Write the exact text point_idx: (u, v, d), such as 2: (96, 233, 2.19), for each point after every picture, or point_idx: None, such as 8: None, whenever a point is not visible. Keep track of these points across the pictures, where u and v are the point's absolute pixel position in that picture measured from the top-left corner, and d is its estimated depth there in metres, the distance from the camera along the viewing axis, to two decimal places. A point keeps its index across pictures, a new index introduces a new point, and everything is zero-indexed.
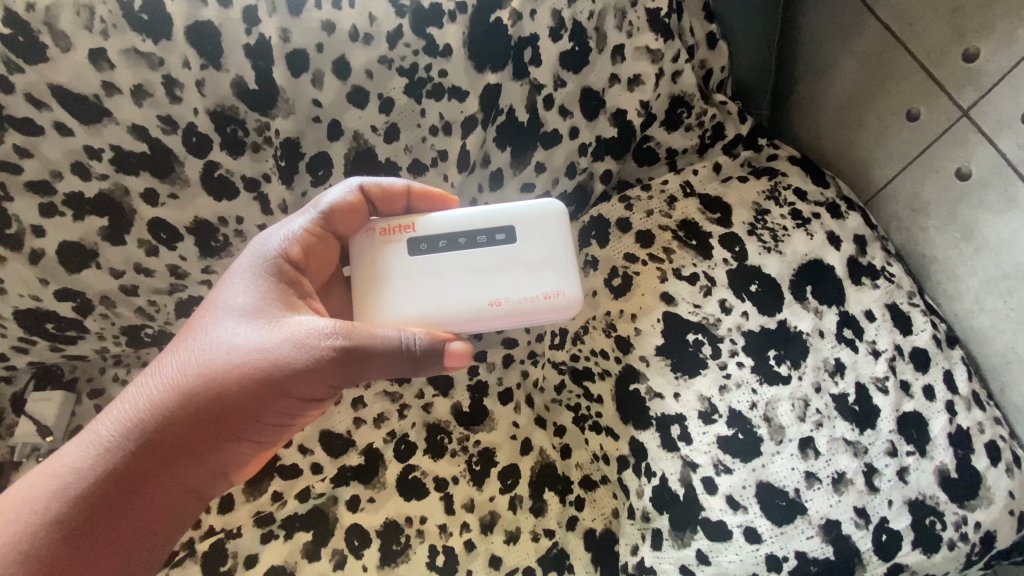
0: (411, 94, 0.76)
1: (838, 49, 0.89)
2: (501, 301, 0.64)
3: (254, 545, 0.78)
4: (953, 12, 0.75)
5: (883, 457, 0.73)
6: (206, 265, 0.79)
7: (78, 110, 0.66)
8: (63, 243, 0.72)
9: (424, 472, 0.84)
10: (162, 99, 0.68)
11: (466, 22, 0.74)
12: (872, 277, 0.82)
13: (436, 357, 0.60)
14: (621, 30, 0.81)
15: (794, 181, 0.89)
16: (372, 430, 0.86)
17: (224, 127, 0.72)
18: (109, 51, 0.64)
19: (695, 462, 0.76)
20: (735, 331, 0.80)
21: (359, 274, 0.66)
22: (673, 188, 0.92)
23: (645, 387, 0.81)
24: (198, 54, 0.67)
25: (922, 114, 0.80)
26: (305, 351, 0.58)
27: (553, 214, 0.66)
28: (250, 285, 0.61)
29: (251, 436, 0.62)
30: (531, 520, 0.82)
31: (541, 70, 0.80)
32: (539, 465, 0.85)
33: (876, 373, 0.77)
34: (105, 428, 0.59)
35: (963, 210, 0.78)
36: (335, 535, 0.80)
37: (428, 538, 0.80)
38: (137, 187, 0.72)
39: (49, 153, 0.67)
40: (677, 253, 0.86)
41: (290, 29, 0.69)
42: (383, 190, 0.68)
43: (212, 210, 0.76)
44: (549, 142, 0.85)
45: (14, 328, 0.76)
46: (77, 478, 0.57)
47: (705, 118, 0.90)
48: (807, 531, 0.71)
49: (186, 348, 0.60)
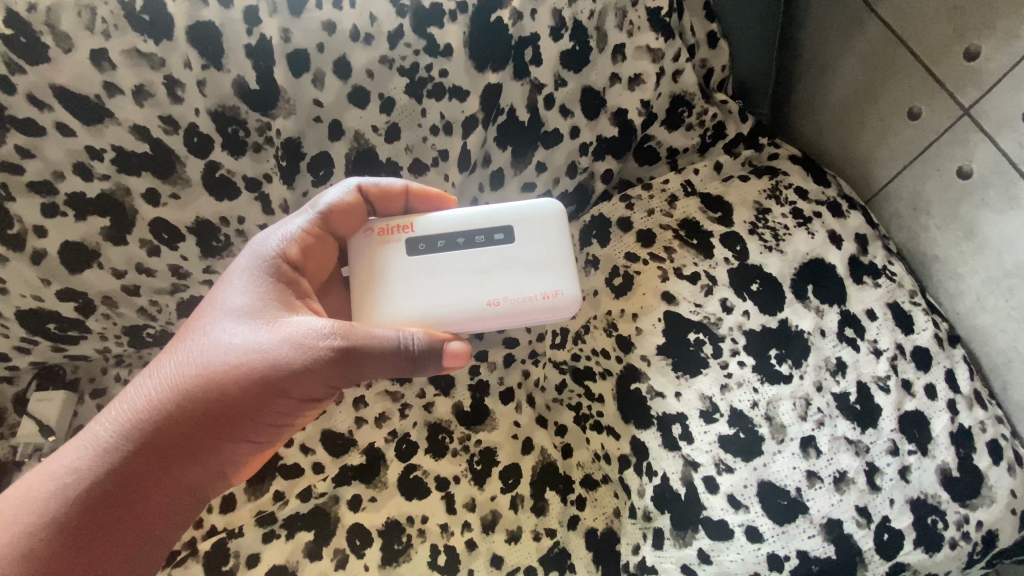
0: (412, 94, 0.76)
1: (839, 48, 0.89)
2: (500, 301, 0.64)
3: (255, 544, 0.79)
4: (954, 11, 0.75)
5: (885, 456, 0.73)
6: (207, 265, 0.79)
7: (79, 110, 0.66)
8: (64, 243, 0.72)
9: (425, 471, 0.84)
10: (163, 99, 0.68)
11: (467, 22, 0.74)
12: (873, 276, 0.82)
13: (435, 356, 0.61)
14: (622, 30, 0.81)
15: (794, 180, 0.89)
16: (372, 429, 0.86)
17: (225, 127, 0.72)
18: (110, 52, 0.65)
19: (696, 461, 0.76)
20: (736, 331, 0.80)
21: (358, 274, 0.66)
22: (673, 187, 0.92)
23: (646, 386, 0.81)
24: (198, 54, 0.67)
25: (923, 112, 0.80)
26: (303, 351, 0.58)
27: (552, 214, 0.66)
28: (248, 285, 0.62)
29: (250, 436, 0.62)
30: (532, 519, 0.82)
31: (541, 70, 0.80)
32: (540, 464, 0.86)
33: (877, 372, 0.77)
34: (103, 429, 0.59)
35: (965, 209, 0.77)
36: (336, 535, 0.80)
37: (430, 537, 0.80)
38: (139, 187, 0.72)
39: (50, 153, 0.67)
40: (678, 252, 0.86)
41: (290, 29, 0.69)
42: (381, 190, 0.68)
43: (213, 210, 0.76)
44: (549, 141, 0.85)
45: (16, 328, 0.76)
46: (76, 478, 0.57)
47: (705, 118, 0.90)
48: (809, 530, 0.71)
49: (185, 348, 0.60)
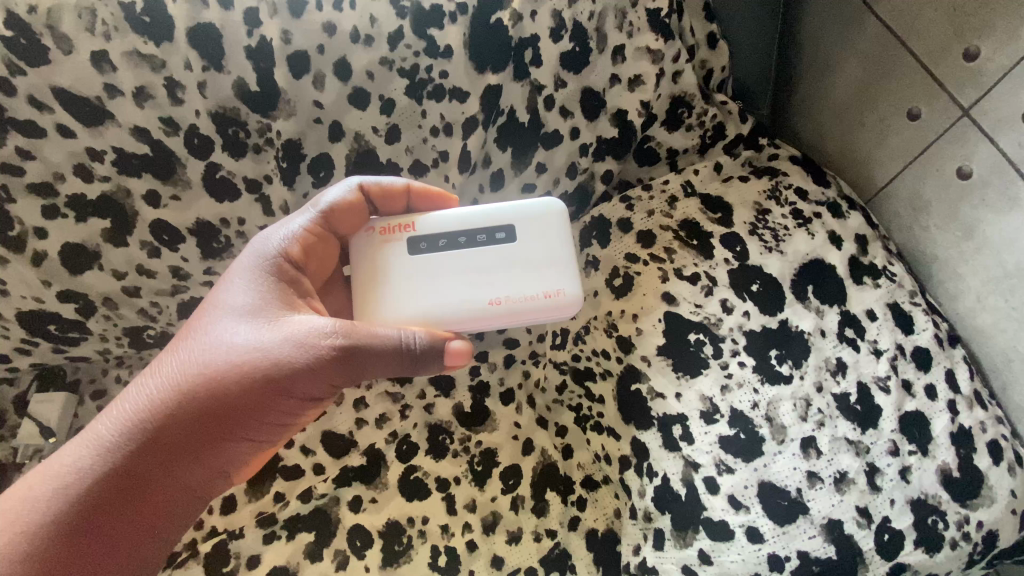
0: (412, 95, 0.76)
1: (839, 48, 0.89)
2: (502, 300, 0.64)
3: (256, 545, 0.79)
4: (953, 11, 0.75)
5: (885, 457, 0.73)
6: (207, 266, 0.79)
7: (80, 112, 0.66)
8: (65, 244, 0.72)
9: (426, 472, 0.84)
10: (164, 101, 0.68)
11: (467, 23, 0.74)
12: (873, 276, 0.82)
13: (436, 356, 0.61)
14: (622, 31, 0.81)
15: (794, 180, 0.89)
16: (373, 430, 0.86)
17: (225, 128, 0.72)
18: (111, 54, 0.65)
19: (697, 462, 0.76)
20: (736, 331, 0.80)
21: (359, 274, 0.66)
22: (673, 187, 0.92)
23: (646, 387, 0.81)
24: (199, 55, 0.67)
25: (923, 113, 0.80)
26: (305, 350, 0.58)
27: (553, 213, 0.66)
28: (250, 284, 0.62)
29: (251, 436, 0.62)
30: (533, 520, 0.82)
31: (541, 71, 0.80)
32: (541, 465, 0.86)
33: (877, 372, 0.77)
34: (105, 428, 0.59)
35: (965, 209, 0.78)
36: (337, 536, 0.80)
37: (431, 538, 0.80)
38: (139, 188, 0.72)
39: (51, 155, 0.67)
40: (678, 252, 0.86)
41: (291, 31, 0.69)
42: (382, 190, 0.68)
43: (213, 211, 0.76)
44: (549, 142, 0.86)
45: (17, 330, 0.76)
46: (78, 478, 0.57)
47: (705, 118, 0.90)
48: (809, 530, 0.71)
49: (186, 347, 0.60)
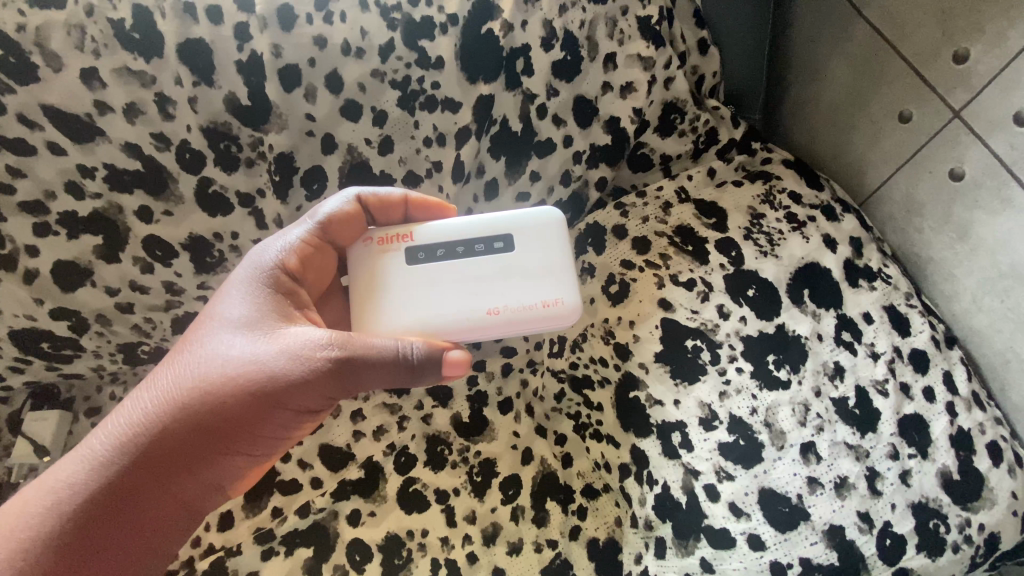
0: (405, 106, 0.76)
1: (830, 51, 0.89)
2: (500, 309, 0.64)
3: (254, 562, 0.78)
4: (942, 15, 0.75)
5: (885, 460, 0.73)
6: (201, 281, 0.78)
7: (70, 129, 0.66)
8: (56, 261, 0.71)
9: (424, 484, 0.83)
10: (155, 117, 0.68)
11: (457, 34, 0.74)
12: (869, 279, 0.82)
13: (434, 366, 0.60)
14: (613, 39, 0.81)
15: (788, 184, 0.89)
16: (371, 442, 0.85)
17: (216, 143, 0.72)
18: (101, 71, 0.65)
19: (697, 469, 0.76)
20: (733, 337, 0.80)
21: (357, 283, 0.66)
22: (667, 194, 0.93)
23: (645, 394, 0.81)
24: (189, 71, 0.67)
25: (914, 115, 0.80)
26: (300, 362, 0.57)
27: (551, 222, 0.66)
28: (246, 296, 0.61)
29: (248, 449, 0.61)
30: (533, 530, 0.81)
31: (533, 80, 0.79)
32: (540, 474, 0.84)
33: (876, 375, 0.76)
34: (99, 442, 0.58)
35: (957, 211, 0.78)
36: (336, 550, 0.79)
37: (431, 551, 0.79)
38: (132, 205, 0.71)
39: (42, 173, 0.67)
40: (674, 259, 0.87)
41: (281, 45, 0.69)
42: (380, 201, 0.68)
43: (206, 226, 0.75)
44: (544, 150, 0.85)
45: (10, 349, 0.75)
46: (73, 492, 0.56)
47: (698, 124, 0.90)
48: (811, 537, 0.71)
49: (181, 360, 0.60)
